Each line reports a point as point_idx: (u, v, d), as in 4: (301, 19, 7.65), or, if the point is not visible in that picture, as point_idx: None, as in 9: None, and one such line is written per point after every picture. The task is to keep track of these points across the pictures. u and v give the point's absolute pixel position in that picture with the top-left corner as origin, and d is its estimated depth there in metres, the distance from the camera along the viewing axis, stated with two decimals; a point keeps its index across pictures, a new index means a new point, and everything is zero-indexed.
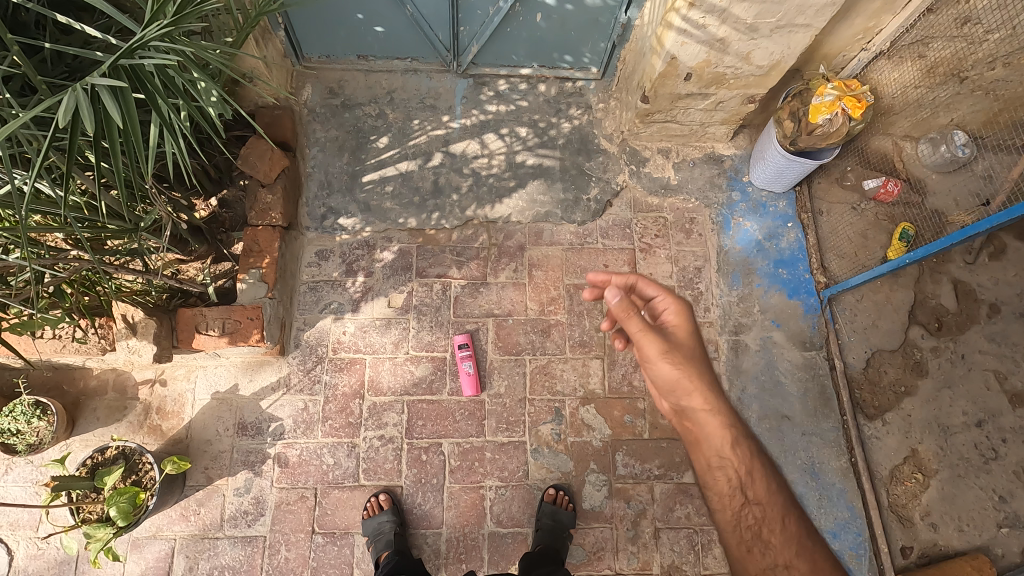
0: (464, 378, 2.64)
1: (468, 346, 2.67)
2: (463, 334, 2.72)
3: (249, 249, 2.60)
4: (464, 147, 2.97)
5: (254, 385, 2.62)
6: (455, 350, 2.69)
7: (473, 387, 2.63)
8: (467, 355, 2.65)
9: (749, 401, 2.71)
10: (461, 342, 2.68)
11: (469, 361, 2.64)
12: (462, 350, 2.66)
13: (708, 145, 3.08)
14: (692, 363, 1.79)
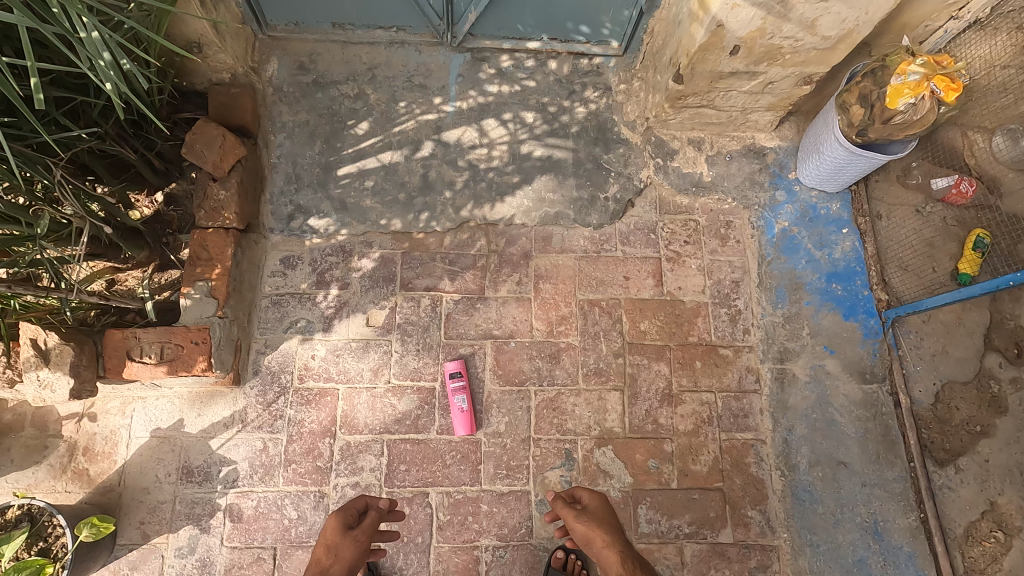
0: (456, 415, 2.19)
1: (461, 376, 2.22)
2: (456, 361, 2.26)
3: (196, 256, 2.14)
4: (460, 135, 2.49)
5: (202, 421, 2.17)
6: (447, 379, 2.23)
7: (467, 426, 2.18)
8: (460, 388, 2.20)
9: (797, 444, 2.27)
10: (454, 370, 2.23)
11: (463, 396, 2.19)
12: (455, 381, 2.21)
13: (748, 135, 2.61)
14: (606, 524, 1.76)
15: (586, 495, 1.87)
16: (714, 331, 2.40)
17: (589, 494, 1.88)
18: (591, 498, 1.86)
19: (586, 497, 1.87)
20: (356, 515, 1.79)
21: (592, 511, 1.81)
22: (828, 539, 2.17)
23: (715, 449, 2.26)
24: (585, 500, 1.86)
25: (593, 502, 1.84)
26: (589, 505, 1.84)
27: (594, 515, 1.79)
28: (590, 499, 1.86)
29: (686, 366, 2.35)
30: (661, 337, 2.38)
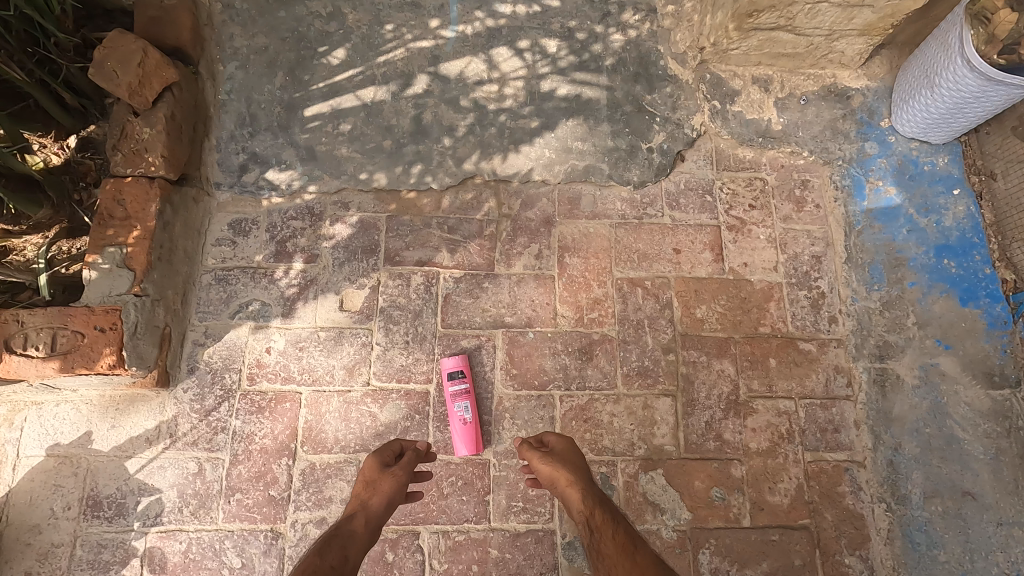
0: (456, 428, 1.64)
1: (465, 377, 1.67)
2: (456, 356, 1.71)
3: (108, 214, 1.59)
4: (463, 67, 1.94)
5: (117, 435, 1.63)
6: (443, 382, 1.68)
7: (471, 444, 1.63)
8: (463, 393, 1.66)
9: (906, 468, 1.71)
10: (453, 369, 1.68)
11: (468, 403, 1.64)
12: (456, 384, 1.66)
13: (828, 73, 2.06)
14: (574, 465, 1.44)
15: (553, 438, 1.52)
16: (791, 319, 1.85)
17: (556, 437, 1.53)
18: (558, 441, 1.52)
19: (551, 440, 1.53)
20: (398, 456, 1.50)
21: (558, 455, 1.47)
22: None
23: (798, 474, 1.71)
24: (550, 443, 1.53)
25: (559, 445, 1.51)
26: (554, 447, 1.51)
27: (559, 460, 1.45)
28: (557, 441, 1.51)
29: (758, 365, 1.80)
30: (723, 327, 1.83)
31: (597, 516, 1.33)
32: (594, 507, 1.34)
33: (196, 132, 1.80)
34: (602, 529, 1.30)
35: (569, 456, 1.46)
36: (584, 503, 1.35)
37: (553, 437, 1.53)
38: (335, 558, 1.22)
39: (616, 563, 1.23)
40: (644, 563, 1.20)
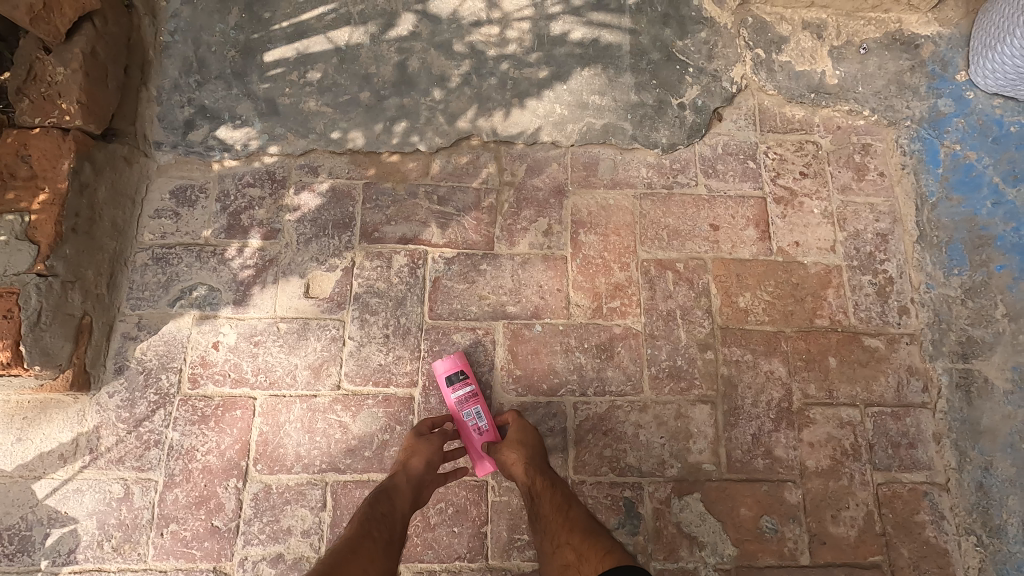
0: (474, 445, 1.32)
1: (468, 378, 1.35)
2: (452, 355, 1.38)
3: (8, 173, 1.29)
4: (457, 5, 1.61)
5: (22, 451, 1.30)
6: (443, 389, 1.35)
7: (490, 458, 1.31)
8: (472, 396, 1.33)
9: (1000, 493, 1.39)
10: (450, 372, 1.34)
11: (480, 408, 1.32)
12: (461, 387, 1.33)
13: (892, 17, 1.73)
14: (516, 435, 1.30)
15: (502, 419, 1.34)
16: (854, 310, 1.53)
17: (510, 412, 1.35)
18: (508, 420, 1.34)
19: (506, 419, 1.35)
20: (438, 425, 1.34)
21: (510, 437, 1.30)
22: None
23: (867, 499, 1.39)
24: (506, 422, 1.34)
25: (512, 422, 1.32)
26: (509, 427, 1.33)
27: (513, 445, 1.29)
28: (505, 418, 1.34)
29: (815, 365, 1.48)
30: (772, 319, 1.51)
31: (538, 482, 1.24)
32: (536, 478, 1.25)
33: (129, 78, 1.51)
34: (542, 495, 1.24)
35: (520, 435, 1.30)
36: (525, 474, 1.25)
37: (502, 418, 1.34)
38: (383, 509, 1.17)
39: (554, 525, 1.21)
40: (580, 520, 1.20)
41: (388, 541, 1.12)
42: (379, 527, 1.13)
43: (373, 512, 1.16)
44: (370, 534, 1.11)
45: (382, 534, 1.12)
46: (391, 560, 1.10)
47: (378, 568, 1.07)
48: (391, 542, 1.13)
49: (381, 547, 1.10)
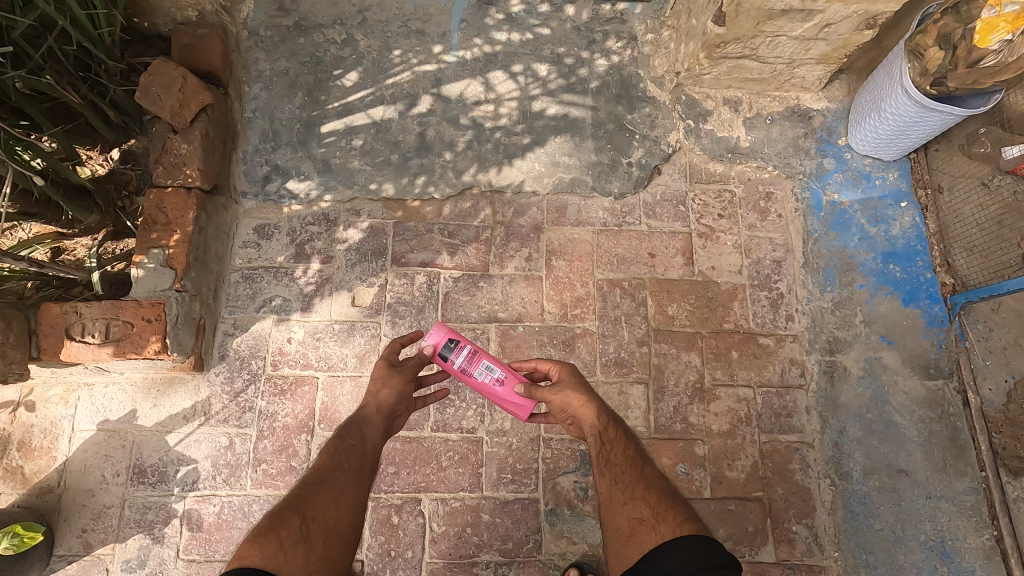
0: (496, 392, 1.57)
1: (461, 342, 1.58)
2: (437, 326, 1.59)
3: (151, 220, 1.84)
4: (462, 89, 2.17)
5: (158, 413, 1.87)
6: (448, 361, 1.57)
7: (517, 396, 1.56)
8: (475, 355, 1.57)
9: (849, 449, 1.95)
10: (448, 343, 1.56)
11: (486, 362, 1.56)
12: (461, 352, 1.56)
13: (792, 95, 2.28)
14: (581, 385, 1.56)
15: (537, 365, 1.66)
16: (753, 317, 2.08)
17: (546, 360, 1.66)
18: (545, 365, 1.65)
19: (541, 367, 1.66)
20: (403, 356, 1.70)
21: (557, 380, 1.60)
22: (888, 561, 1.85)
23: (754, 452, 1.95)
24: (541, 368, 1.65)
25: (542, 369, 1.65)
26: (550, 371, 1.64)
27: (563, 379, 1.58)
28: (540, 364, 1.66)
29: (722, 357, 2.03)
30: (692, 324, 2.06)
31: (608, 430, 1.48)
32: (607, 424, 1.49)
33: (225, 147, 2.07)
34: (613, 443, 1.47)
35: (576, 380, 1.58)
36: (599, 419, 1.50)
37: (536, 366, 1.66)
38: (354, 440, 1.44)
39: (626, 476, 1.40)
40: (655, 483, 1.38)
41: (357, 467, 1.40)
42: (349, 459, 1.39)
43: (342, 448, 1.42)
44: (341, 465, 1.37)
45: (351, 464, 1.38)
46: (359, 480, 1.37)
47: (347, 486, 1.33)
48: (360, 467, 1.39)
49: (351, 472, 1.37)
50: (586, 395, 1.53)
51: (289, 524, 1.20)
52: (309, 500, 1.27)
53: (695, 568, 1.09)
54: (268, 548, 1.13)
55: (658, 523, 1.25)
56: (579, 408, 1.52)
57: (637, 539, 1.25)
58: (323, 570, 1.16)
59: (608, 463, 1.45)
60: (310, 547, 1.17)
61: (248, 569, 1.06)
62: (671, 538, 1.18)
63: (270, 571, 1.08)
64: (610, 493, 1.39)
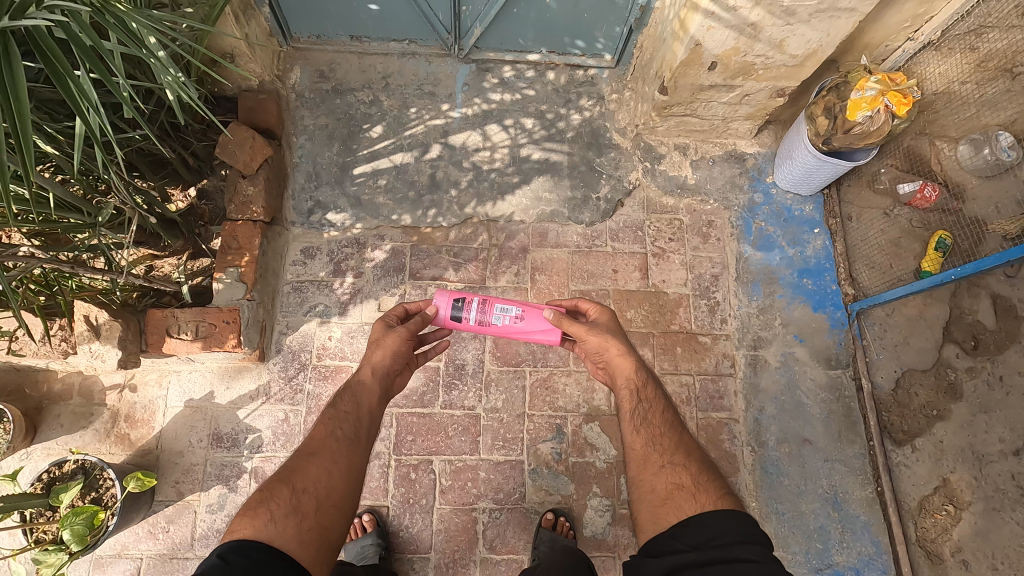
0: (516, 328, 1.88)
1: (467, 298, 1.88)
2: (442, 293, 1.89)
3: (227, 245, 2.39)
4: (465, 139, 2.74)
5: (231, 393, 2.43)
6: (465, 319, 1.88)
7: (538, 322, 1.88)
8: (485, 305, 1.87)
9: (767, 423, 2.49)
10: (459, 305, 1.87)
11: (496, 306, 1.87)
12: (471, 307, 1.87)
13: (730, 142, 2.83)
14: (624, 340, 1.87)
15: (590, 308, 2.00)
16: (694, 320, 2.63)
17: (595, 304, 2.00)
18: (589, 305, 2.01)
19: (588, 307, 2.01)
20: (399, 318, 1.97)
21: (601, 321, 1.94)
22: (793, 508, 2.40)
23: (693, 426, 2.50)
24: (592, 309, 1.99)
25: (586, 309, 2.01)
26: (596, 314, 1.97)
27: (606, 320, 1.93)
28: (589, 305, 2.00)
29: (668, 351, 2.58)
30: (646, 325, 2.61)
31: (648, 390, 1.78)
32: (646, 382, 1.79)
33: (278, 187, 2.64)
34: (652, 402, 1.76)
35: (617, 332, 1.89)
36: (640, 376, 1.80)
37: (589, 308, 2.00)
38: (347, 408, 1.70)
39: (667, 441, 1.67)
40: (695, 453, 1.64)
41: (346, 440, 1.63)
42: (342, 430, 1.64)
43: (332, 426, 1.65)
44: (334, 435, 1.62)
45: (343, 434, 1.63)
46: (350, 447, 1.61)
47: (339, 453, 1.58)
48: (351, 436, 1.64)
49: (343, 441, 1.62)
50: (628, 351, 1.84)
51: (280, 497, 1.42)
52: (299, 476, 1.50)
53: (730, 540, 1.33)
54: (259, 520, 1.36)
55: (696, 492, 1.50)
56: (624, 364, 1.82)
57: (675, 502, 1.50)
58: (314, 536, 1.39)
59: (649, 422, 1.72)
60: (301, 517, 1.40)
61: (244, 539, 1.30)
62: (711, 510, 1.42)
63: (263, 540, 1.30)
64: (647, 451, 1.65)
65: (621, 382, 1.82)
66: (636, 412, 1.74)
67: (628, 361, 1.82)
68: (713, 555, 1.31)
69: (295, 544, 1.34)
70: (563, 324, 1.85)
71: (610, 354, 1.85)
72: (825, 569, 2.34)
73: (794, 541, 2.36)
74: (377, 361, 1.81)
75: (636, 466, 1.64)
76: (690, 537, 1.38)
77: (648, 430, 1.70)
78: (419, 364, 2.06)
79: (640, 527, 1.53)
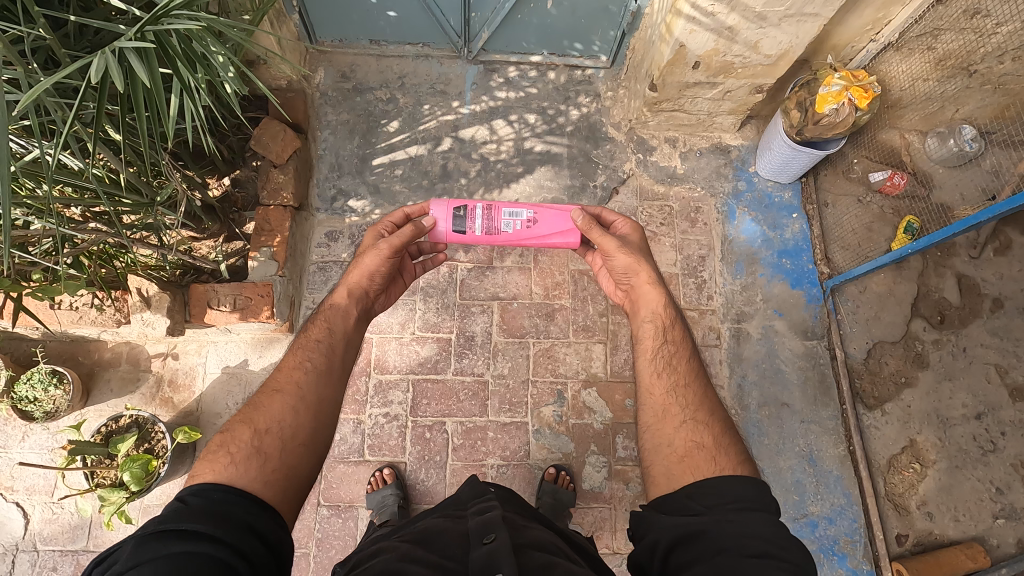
0: (527, 233, 2.02)
1: (470, 206, 1.99)
2: (440, 204, 2.00)
3: (260, 228, 2.65)
4: (473, 133, 3.01)
5: (264, 360, 2.69)
6: (470, 226, 1.99)
7: (548, 224, 2.02)
8: (489, 212, 1.99)
9: (749, 389, 2.75)
10: (462, 213, 1.99)
11: (501, 212, 1.99)
12: (475, 214, 1.99)
13: (716, 135, 3.09)
14: (653, 268, 1.92)
15: (623, 225, 2.06)
16: (682, 297, 2.88)
17: (629, 222, 2.05)
18: (623, 220, 2.06)
19: (620, 223, 2.07)
20: (395, 224, 2.02)
21: (632, 236, 2.02)
22: (772, 464, 2.65)
23: None
24: (625, 224, 2.05)
25: (618, 223, 2.08)
26: (624, 228, 2.05)
27: (637, 238, 2.01)
28: (622, 222, 2.06)
29: None
30: None
31: (674, 331, 1.83)
32: (672, 322, 1.84)
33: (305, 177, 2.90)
34: (676, 342, 1.81)
35: (648, 257, 1.95)
36: (667, 311, 1.85)
37: (621, 223, 2.06)
38: (319, 336, 1.73)
39: (692, 392, 1.72)
40: (719, 413, 1.70)
41: (314, 372, 1.64)
42: (312, 361, 1.66)
43: (299, 359, 1.66)
44: (302, 370, 1.64)
45: (312, 366, 1.65)
46: (319, 380, 1.63)
47: (305, 389, 1.59)
48: (321, 370, 1.65)
49: (312, 372, 1.64)
50: (658, 281, 1.89)
51: (241, 439, 1.44)
52: (262, 416, 1.51)
53: (743, 506, 1.39)
54: (220, 464, 1.37)
55: (716, 455, 1.57)
56: (656, 298, 1.87)
57: (692, 461, 1.56)
58: (279, 476, 1.41)
59: (672, 367, 1.76)
60: (265, 459, 1.41)
61: (204, 484, 1.31)
62: (726, 476, 1.47)
63: (222, 483, 1.32)
64: (669, 400, 1.71)
65: (647, 315, 1.87)
66: (659, 352, 1.79)
67: (659, 291, 1.88)
68: (724, 517, 1.36)
69: (258, 484, 1.36)
70: (591, 231, 1.95)
71: (642, 282, 1.91)
72: (801, 518, 2.59)
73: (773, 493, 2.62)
74: (354, 283, 1.87)
75: (655, 413, 1.70)
76: (706, 499, 1.43)
77: (672, 373, 1.75)
78: (419, 274, 2.27)
79: (655, 482, 1.59)
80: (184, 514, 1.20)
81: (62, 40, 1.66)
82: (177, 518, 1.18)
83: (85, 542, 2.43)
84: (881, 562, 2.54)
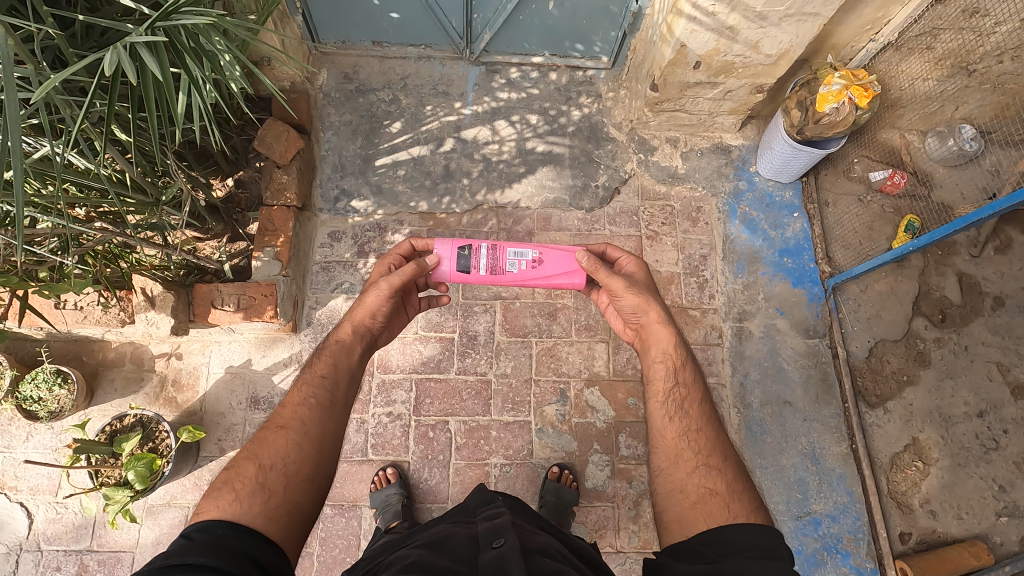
0: (532, 273, 2.03)
1: (474, 245, 2.00)
2: (444, 242, 2.00)
3: (263, 228, 2.66)
4: (475, 134, 3.02)
5: (267, 360, 2.70)
6: (473, 265, 2.00)
7: (554, 264, 2.03)
8: (493, 252, 2.00)
9: (751, 387, 2.75)
10: (466, 252, 1.99)
11: (504, 251, 2.00)
12: (479, 253, 1.99)
13: (717, 135, 3.10)
14: (661, 308, 1.93)
15: (630, 265, 2.08)
16: (684, 295, 2.89)
17: (633, 259, 2.09)
18: (629, 258, 2.10)
19: (626, 261, 2.10)
20: (403, 256, 2.04)
21: (638, 275, 2.04)
22: (775, 463, 2.65)
23: None
24: (630, 262, 2.09)
25: (624, 262, 2.11)
26: (630, 267, 2.08)
27: (644, 277, 2.03)
28: (627, 261, 2.09)
29: None
30: None
31: (684, 375, 1.82)
32: (683, 365, 1.84)
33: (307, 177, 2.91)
34: (687, 385, 1.80)
35: (656, 296, 1.96)
36: (679, 356, 1.85)
37: (627, 262, 2.09)
38: (321, 372, 1.73)
39: (703, 437, 1.71)
40: (732, 455, 1.70)
41: (318, 407, 1.64)
42: (316, 397, 1.66)
43: (304, 394, 1.67)
44: (306, 404, 1.64)
45: (316, 401, 1.65)
46: (322, 415, 1.63)
47: (309, 426, 1.59)
48: (325, 405, 1.66)
49: (316, 407, 1.64)
50: (666, 319, 1.90)
51: (246, 475, 1.44)
52: (266, 452, 1.51)
53: (754, 554, 1.38)
54: (225, 501, 1.38)
55: (729, 502, 1.56)
56: (664, 336, 1.88)
57: (704, 508, 1.56)
58: (283, 512, 1.41)
59: (684, 411, 1.76)
60: (269, 495, 1.42)
61: (210, 520, 1.32)
62: (737, 525, 1.46)
63: (227, 520, 1.32)
64: (681, 445, 1.70)
65: (658, 355, 1.88)
66: (670, 396, 1.78)
67: (666, 330, 1.89)
68: (735, 566, 1.36)
69: (263, 521, 1.37)
70: (598, 271, 1.95)
71: (651, 323, 1.92)
72: (804, 516, 2.59)
73: (776, 492, 2.62)
74: (359, 319, 1.88)
75: (668, 457, 1.70)
76: (719, 547, 1.42)
77: (683, 417, 1.75)
78: (422, 310, 2.26)
79: (668, 528, 1.59)
80: (190, 549, 1.21)
81: (70, 39, 1.69)
82: (182, 554, 1.19)
83: (89, 542, 2.43)
84: (885, 561, 2.54)
